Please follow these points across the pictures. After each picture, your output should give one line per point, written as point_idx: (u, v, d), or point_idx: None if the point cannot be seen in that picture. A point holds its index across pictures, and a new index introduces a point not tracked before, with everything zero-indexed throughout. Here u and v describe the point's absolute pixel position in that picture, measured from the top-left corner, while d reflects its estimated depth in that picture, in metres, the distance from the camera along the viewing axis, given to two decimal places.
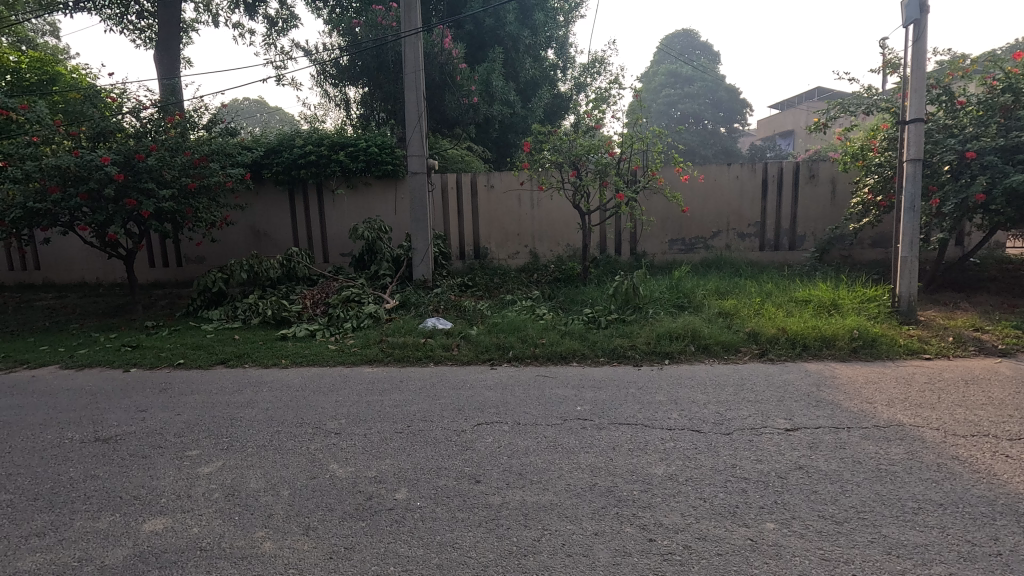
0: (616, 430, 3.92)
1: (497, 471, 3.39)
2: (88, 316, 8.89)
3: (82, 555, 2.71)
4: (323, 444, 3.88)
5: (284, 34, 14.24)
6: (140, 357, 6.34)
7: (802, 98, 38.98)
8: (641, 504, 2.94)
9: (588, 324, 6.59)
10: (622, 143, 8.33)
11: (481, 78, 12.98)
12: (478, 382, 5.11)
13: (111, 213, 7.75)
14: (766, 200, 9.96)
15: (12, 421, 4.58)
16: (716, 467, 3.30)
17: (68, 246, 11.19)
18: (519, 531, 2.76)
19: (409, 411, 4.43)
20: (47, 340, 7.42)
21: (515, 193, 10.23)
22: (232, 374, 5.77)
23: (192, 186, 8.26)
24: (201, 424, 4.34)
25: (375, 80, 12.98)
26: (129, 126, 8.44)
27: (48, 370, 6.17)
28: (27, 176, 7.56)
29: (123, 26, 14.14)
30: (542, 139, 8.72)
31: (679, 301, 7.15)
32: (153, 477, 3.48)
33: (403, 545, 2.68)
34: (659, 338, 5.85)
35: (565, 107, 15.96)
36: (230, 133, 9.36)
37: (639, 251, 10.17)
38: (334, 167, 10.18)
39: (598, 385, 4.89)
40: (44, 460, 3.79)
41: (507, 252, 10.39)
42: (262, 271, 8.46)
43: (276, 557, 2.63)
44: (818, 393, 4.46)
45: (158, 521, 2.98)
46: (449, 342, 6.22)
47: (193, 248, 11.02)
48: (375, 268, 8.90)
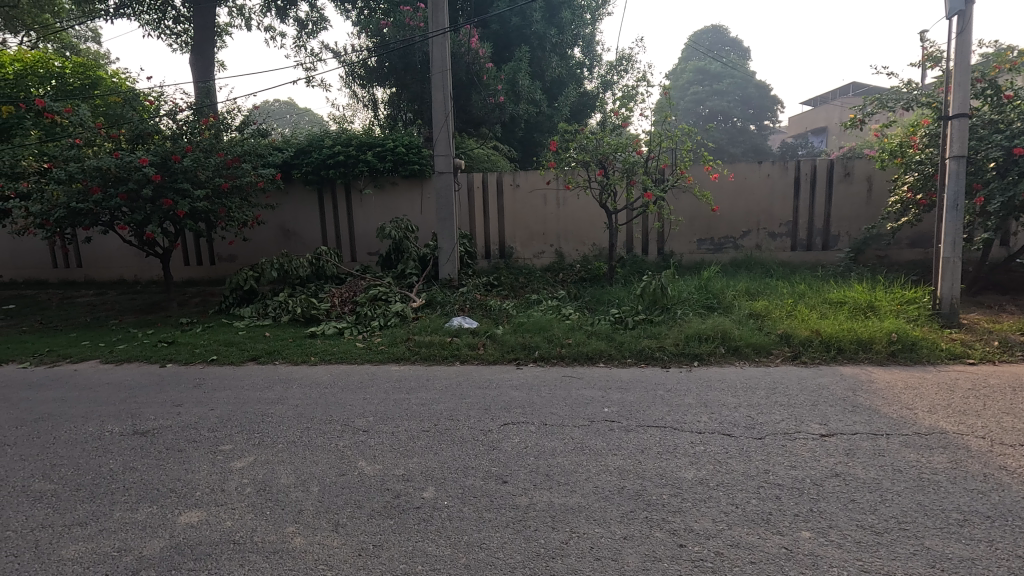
0: (644, 432, 3.87)
1: (525, 471, 3.38)
2: (126, 313, 9.17)
3: (121, 545, 2.78)
4: (352, 441, 3.93)
5: (314, 36, 14.49)
6: (175, 353, 6.51)
7: (836, 93, 37.88)
8: (672, 509, 2.89)
9: (615, 324, 6.53)
10: (649, 142, 8.24)
11: (507, 78, 13.00)
12: (504, 382, 5.11)
13: (148, 213, 7.99)
14: (798, 199, 9.72)
15: (55, 414, 4.75)
16: (748, 472, 3.22)
17: (108, 245, 11.58)
18: (548, 533, 2.74)
19: (436, 410, 4.45)
20: (88, 335, 7.69)
21: (540, 192, 10.20)
22: (263, 370, 5.88)
23: (225, 186, 8.49)
24: (234, 419, 4.44)
25: (403, 81, 13.10)
26: (166, 128, 8.73)
27: (90, 365, 6.39)
28: (70, 177, 7.82)
29: (160, 31, 14.57)
30: (568, 138, 8.67)
31: (708, 302, 7.03)
32: (187, 470, 3.57)
33: (430, 544, 2.69)
34: (688, 339, 5.77)
35: (591, 105, 15.81)
36: (262, 134, 9.59)
37: (666, 251, 10.03)
38: (362, 167, 10.30)
39: (625, 386, 4.83)
40: (86, 452, 3.92)
41: (532, 251, 10.38)
42: (292, 269, 8.61)
43: (307, 553, 2.67)
44: (854, 398, 4.33)
45: (193, 514, 3.05)
46: (475, 342, 6.22)
47: (225, 248, 11.29)
48: (402, 266, 8.97)
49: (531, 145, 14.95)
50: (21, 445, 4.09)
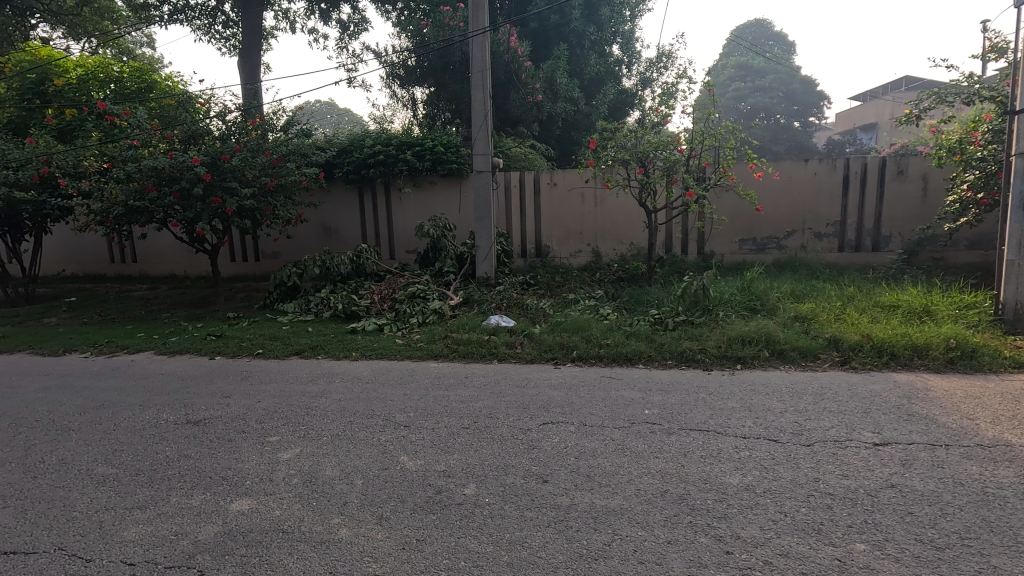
0: (687, 435, 3.80)
1: (565, 471, 3.37)
2: (177, 306, 9.55)
3: (178, 529, 2.91)
4: (394, 436, 3.99)
5: (355, 38, 14.77)
6: (223, 347, 6.75)
7: (888, 88, 36.28)
8: (716, 514, 2.83)
9: (654, 325, 6.44)
10: (691, 139, 8.07)
11: (545, 76, 12.97)
12: (542, 381, 5.09)
13: (199, 211, 8.30)
14: (847, 198, 9.37)
15: (114, 402, 4.99)
16: (797, 480, 3.13)
17: (160, 241, 12.11)
18: (589, 534, 2.72)
19: (475, 408, 4.48)
20: (143, 328, 8.04)
21: (578, 191, 10.15)
22: (307, 365, 6.03)
23: (271, 185, 8.76)
24: (280, 411, 4.57)
25: (441, 81, 13.23)
26: (215, 128, 9.05)
27: (145, 356, 6.69)
28: (128, 176, 8.16)
29: (211, 36, 15.12)
30: (607, 136, 8.58)
31: (752, 304, 6.85)
32: (237, 460, 3.70)
33: (472, 540, 2.71)
34: (731, 342, 5.64)
35: (630, 103, 15.61)
36: (305, 133, 9.84)
37: (706, 251, 9.83)
38: (402, 166, 10.45)
39: (665, 388, 4.76)
40: (143, 439, 4.10)
41: (569, 250, 10.33)
42: (333, 266, 8.81)
43: (352, 544, 2.72)
44: (910, 406, 4.14)
45: (244, 502, 3.16)
46: (513, 340, 6.24)
47: (269, 244, 11.63)
48: (439, 265, 9.06)
49: (568, 143, 14.88)
50: (85, 430, 4.32)
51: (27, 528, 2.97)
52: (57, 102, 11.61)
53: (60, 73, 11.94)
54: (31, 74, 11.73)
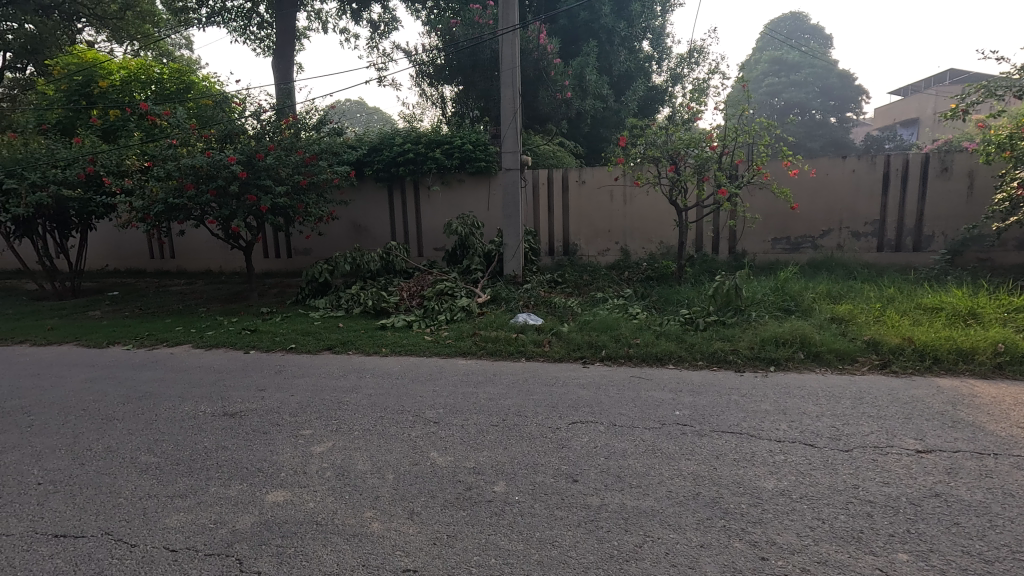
0: (719, 437, 3.74)
1: (595, 471, 3.35)
2: (213, 301, 9.82)
3: (216, 518, 2.99)
4: (424, 432, 4.03)
5: (385, 37, 14.94)
6: (257, 341, 6.92)
7: (932, 81, 34.91)
8: (751, 519, 2.78)
9: (684, 325, 6.35)
10: (724, 135, 7.90)
11: (574, 73, 12.91)
12: (571, 380, 5.08)
13: (234, 208, 8.52)
14: (887, 196, 9.07)
15: (155, 393, 5.16)
16: (835, 486, 3.05)
17: (197, 237, 12.47)
18: (620, 534, 2.70)
19: (504, 405, 4.49)
20: (181, 321, 8.29)
21: (607, 189, 10.07)
22: (338, 360, 6.14)
23: (304, 183, 8.93)
24: (313, 405, 4.66)
25: (470, 79, 13.29)
26: (251, 128, 9.26)
27: (183, 349, 6.90)
28: (167, 174, 8.40)
29: (246, 37, 15.50)
30: (637, 133, 8.47)
31: (786, 304, 6.70)
32: (272, 452, 3.79)
33: (502, 538, 2.72)
34: (764, 343, 5.52)
35: (660, 99, 15.39)
36: (337, 132, 9.99)
37: (738, 250, 9.63)
38: (431, 165, 10.53)
39: (696, 390, 4.68)
40: (183, 430, 4.23)
41: (597, 248, 10.26)
42: (363, 263, 8.95)
43: (384, 538, 2.76)
44: (954, 412, 3.99)
45: (279, 493, 3.23)
46: (540, 338, 6.24)
47: (302, 241, 11.86)
48: (467, 262, 9.11)
49: (596, 140, 14.77)
50: (128, 420, 4.48)
51: (75, 513, 3.10)
52: (101, 103, 12.16)
53: (105, 75, 12.39)
54: (78, 77, 12.33)
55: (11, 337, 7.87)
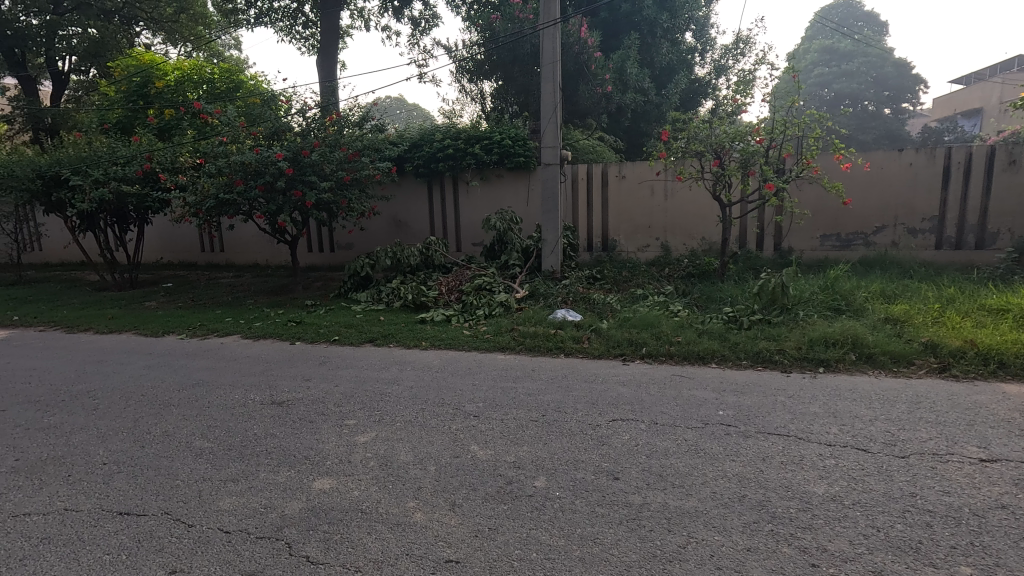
0: (766, 439, 3.63)
1: (636, 469, 3.31)
2: (260, 293, 10.15)
3: (266, 503, 3.10)
4: (464, 425, 4.07)
5: (426, 34, 15.09)
6: (303, 332, 7.12)
7: (998, 68, 32.84)
8: (801, 524, 2.70)
9: (727, 324, 6.19)
10: (771, 129, 7.65)
11: (615, 66, 12.77)
12: (611, 377, 5.04)
13: (281, 203, 8.78)
14: (947, 191, 8.60)
15: (207, 381, 5.38)
16: (890, 493, 2.92)
17: (246, 232, 12.91)
18: (663, 534, 2.67)
19: (544, 401, 4.49)
20: (231, 312, 8.60)
21: (648, 184, 9.91)
22: (380, 352, 6.26)
23: (347, 178, 9.12)
24: (356, 396, 4.77)
25: (510, 74, 13.30)
26: (296, 125, 9.52)
27: (233, 339, 7.17)
28: (219, 171, 8.71)
29: (292, 36, 15.93)
30: (680, 127, 8.28)
31: (836, 304, 6.45)
32: (318, 440, 3.90)
33: (544, 533, 2.72)
34: (813, 343, 5.33)
35: (703, 92, 15.06)
36: (379, 129, 10.15)
37: (784, 247, 9.33)
38: (470, 160, 10.60)
39: (741, 390, 4.56)
40: (234, 416, 4.40)
41: (637, 244, 10.13)
42: (404, 258, 9.08)
43: (427, 528, 2.80)
44: (1021, 420, 3.77)
45: (325, 481, 3.33)
46: (579, 334, 6.21)
47: (344, 236, 12.14)
48: (506, 257, 9.13)
49: (637, 135, 14.55)
50: (183, 406, 4.69)
51: (137, 493, 3.27)
52: (157, 103, 12.76)
53: (160, 76, 12.96)
54: (137, 78, 12.95)
55: (76, 325, 8.35)
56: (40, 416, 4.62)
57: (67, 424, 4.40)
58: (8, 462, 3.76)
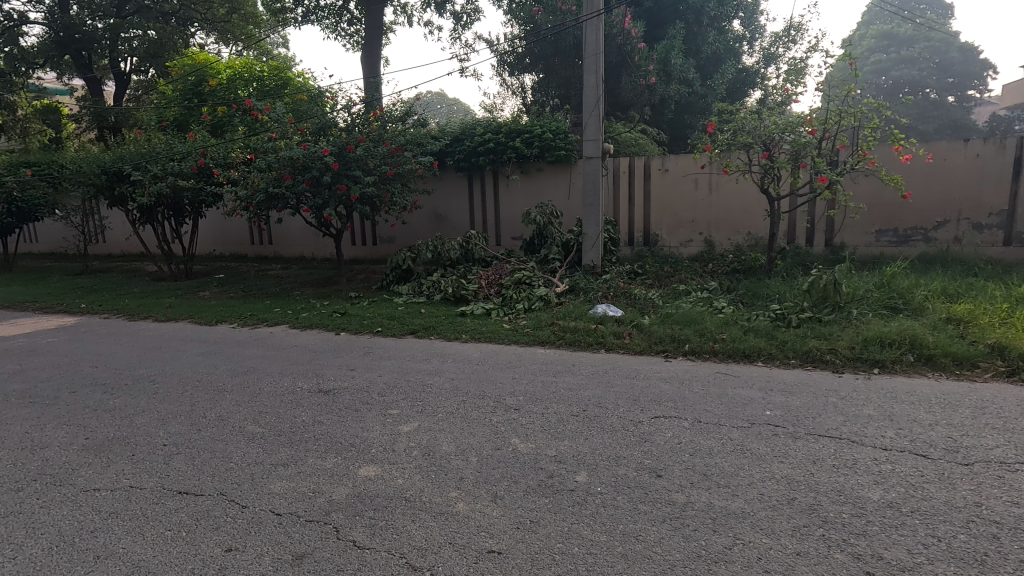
0: (816, 442, 3.51)
1: (679, 467, 3.26)
2: (306, 285, 10.45)
3: (314, 487, 3.20)
4: (505, 417, 4.10)
5: (467, 28, 15.14)
6: (347, 323, 7.30)
7: None
8: (854, 530, 2.60)
9: (775, 321, 6.00)
10: (824, 119, 7.33)
11: (659, 57, 12.51)
12: (653, 373, 4.97)
13: (327, 197, 9.01)
14: (1018, 183, 8.07)
15: (257, 369, 5.58)
16: (952, 502, 2.78)
17: (293, 225, 13.32)
18: (708, 535, 2.62)
19: (584, 396, 4.47)
20: (279, 303, 8.90)
21: (692, 177, 9.68)
22: (421, 344, 6.36)
23: (390, 173, 9.28)
24: (399, 386, 4.87)
25: (551, 67, 13.23)
26: (341, 121, 9.73)
27: (281, 329, 7.42)
28: (268, 166, 9.00)
29: (337, 33, 16.28)
30: (727, 118, 8.04)
31: (892, 302, 6.17)
32: (363, 429, 4.00)
33: (585, 528, 2.71)
34: (866, 343, 5.11)
35: (751, 82, 14.59)
36: (421, 123, 10.26)
37: (836, 242, 8.97)
38: (511, 154, 10.60)
39: (789, 390, 4.42)
40: (283, 403, 4.57)
41: (679, 239, 9.93)
42: (444, 251, 9.18)
43: (469, 518, 2.84)
44: None
45: (370, 468, 3.42)
46: (620, 330, 6.14)
47: (386, 229, 12.37)
48: (546, 252, 9.12)
49: (681, 127, 14.23)
50: (236, 392, 4.89)
51: (196, 473, 3.44)
52: (211, 101, 13.33)
53: (213, 75, 13.50)
54: (192, 77, 13.51)
55: (137, 313, 8.81)
56: (107, 398, 4.91)
57: (131, 406, 4.66)
58: (78, 440, 4.02)
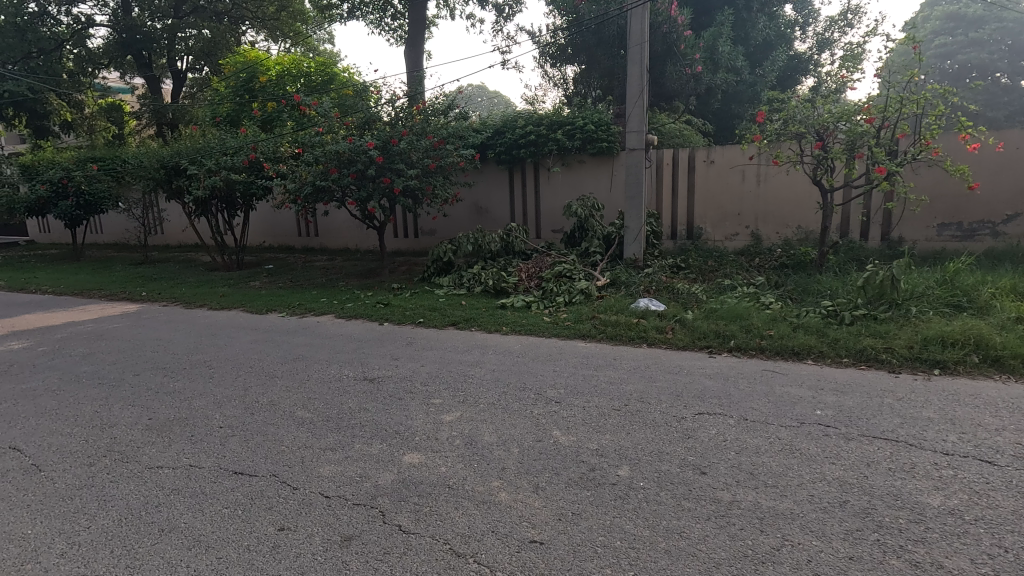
0: (870, 443, 3.38)
1: (725, 465, 3.19)
2: (350, 276, 10.71)
3: (361, 472, 3.30)
4: (546, 410, 4.11)
5: (509, 20, 15.11)
6: (390, 314, 7.45)
7: None
8: (912, 536, 2.49)
9: (826, 318, 5.79)
10: (884, 106, 6.97)
11: (706, 46, 12.13)
12: (697, 369, 4.88)
13: (371, 190, 9.18)
14: None
15: (305, 357, 5.78)
16: (1020, 511, 2.63)
17: (339, 217, 13.67)
18: (755, 534, 2.56)
19: (626, 390, 4.43)
20: (324, 293, 9.15)
21: (739, 169, 9.40)
22: (462, 335, 6.44)
23: (432, 166, 9.38)
24: (442, 376, 4.95)
25: (594, 58, 13.07)
26: (385, 115, 9.89)
27: (328, 318, 7.65)
28: (316, 160, 9.23)
29: (381, 29, 16.54)
30: (778, 107, 7.74)
31: (955, 300, 5.85)
32: (408, 417, 4.08)
33: (628, 523, 2.70)
34: (926, 342, 4.88)
35: (803, 69, 14.05)
36: (463, 116, 10.32)
37: (894, 237, 8.56)
38: (552, 146, 10.53)
39: (842, 390, 4.25)
40: (330, 390, 4.71)
41: (724, 232, 9.69)
42: (485, 243, 9.24)
43: (512, 508, 2.87)
44: None
45: (415, 455, 3.49)
46: (663, 324, 6.04)
47: (428, 222, 12.54)
48: (586, 245, 9.06)
49: (727, 117, 13.86)
50: (286, 378, 5.08)
51: (250, 455, 3.59)
52: (262, 97, 13.77)
53: (264, 71, 13.94)
54: (244, 74, 14.00)
55: (194, 301, 9.23)
56: (167, 381, 5.18)
57: (189, 389, 4.90)
58: (143, 419, 4.26)
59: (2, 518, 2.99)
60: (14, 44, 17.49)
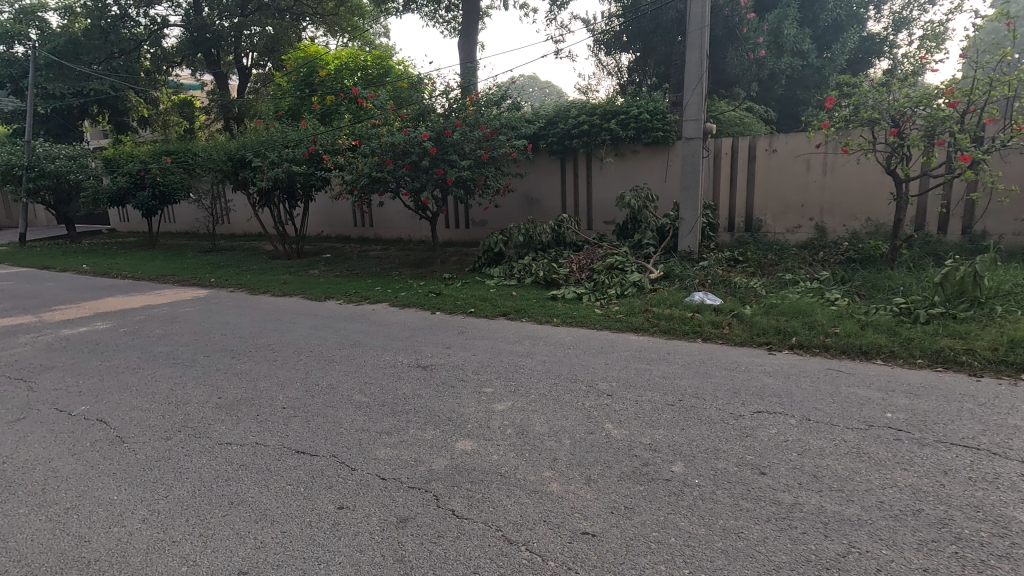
0: (947, 450, 3.16)
1: (786, 466, 3.08)
2: (403, 265, 10.94)
3: (416, 457, 3.38)
4: (597, 402, 4.08)
5: (564, 7, 14.91)
6: (442, 303, 7.57)
7: None
8: (995, 551, 2.32)
9: (898, 316, 5.45)
10: (970, 89, 6.43)
11: (770, 28, 11.62)
12: (756, 366, 4.71)
13: (424, 181, 9.30)
14: None
15: (361, 343, 5.95)
16: None
17: (392, 208, 13.97)
18: (819, 539, 2.46)
19: (681, 385, 4.33)
20: (379, 282, 9.38)
21: (804, 158, 8.96)
22: (513, 326, 6.47)
23: (484, 156, 9.41)
24: (494, 366, 5.00)
25: (650, 45, 12.74)
26: (439, 107, 9.98)
27: (382, 306, 7.85)
28: (372, 151, 9.43)
29: (435, 20, 16.69)
30: (849, 92, 7.30)
31: None
32: (460, 404, 4.15)
33: (682, 519, 2.65)
34: (1011, 344, 4.52)
35: (877, 51, 13.22)
36: (516, 107, 10.30)
37: (977, 230, 7.98)
38: (606, 136, 10.36)
39: (915, 392, 4.01)
40: (386, 376, 4.84)
41: (786, 225, 9.28)
42: (536, 235, 9.23)
43: (563, 498, 2.87)
44: None
45: (467, 443, 3.54)
46: (719, 319, 5.86)
47: (479, 213, 12.63)
48: (639, 237, 8.89)
49: (792, 103, 13.23)
50: (343, 363, 5.26)
51: (311, 435, 3.75)
52: (321, 90, 14.23)
53: (323, 66, 14.38)
54: (305, 68, 14.49)
55: (257, 288, 9.68)
56: (235, 362, 5.46)
57: (254, 371, 5.16)
58: (214, 398, 4.53)
59: (93, 484, 3.25)
60: (99, 45, 18.87)
